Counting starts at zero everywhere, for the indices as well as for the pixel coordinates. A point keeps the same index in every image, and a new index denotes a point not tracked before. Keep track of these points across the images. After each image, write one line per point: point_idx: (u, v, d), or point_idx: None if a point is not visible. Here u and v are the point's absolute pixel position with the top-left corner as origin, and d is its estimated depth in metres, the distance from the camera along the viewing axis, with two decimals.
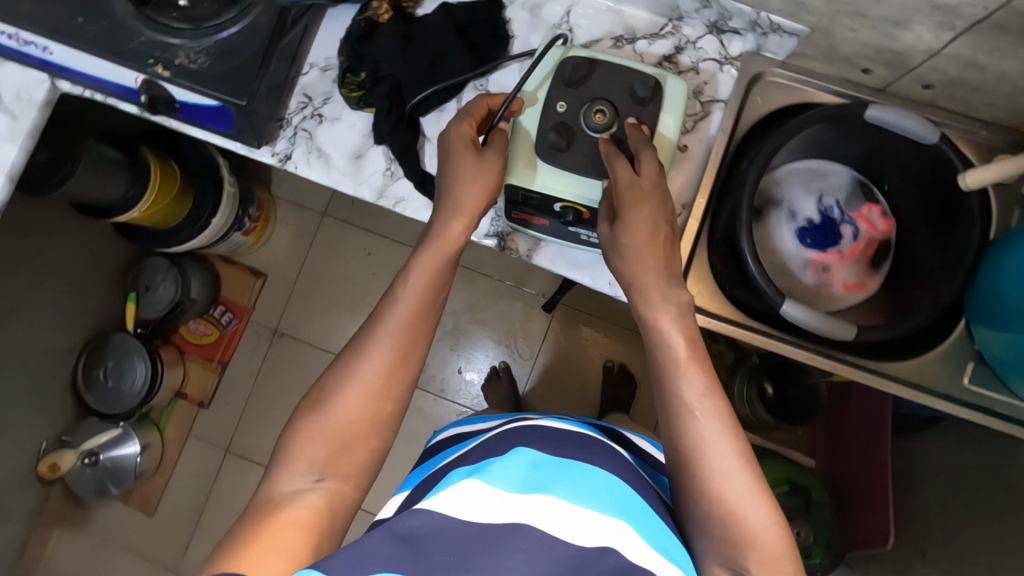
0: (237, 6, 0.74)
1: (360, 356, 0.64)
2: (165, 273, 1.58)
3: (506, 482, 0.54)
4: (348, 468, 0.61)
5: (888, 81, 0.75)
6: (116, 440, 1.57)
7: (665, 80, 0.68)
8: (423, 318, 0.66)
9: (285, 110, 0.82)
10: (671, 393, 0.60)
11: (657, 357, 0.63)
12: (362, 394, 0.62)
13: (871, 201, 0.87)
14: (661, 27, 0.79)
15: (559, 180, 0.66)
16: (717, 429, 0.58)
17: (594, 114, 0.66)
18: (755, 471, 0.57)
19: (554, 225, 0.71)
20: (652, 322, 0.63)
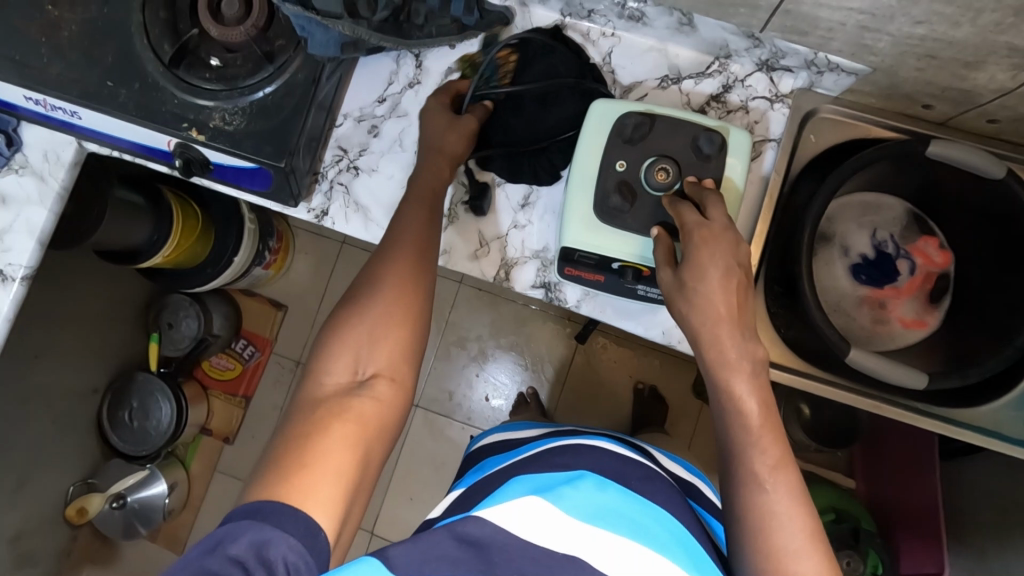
0: (272, 64, 0.73)
1: (373, 272, 0.65)
2: (187, 309, 1.57)
3: (577, 506, 0.52)
4: (389, 355, 0.63)
5: (949, 116, 0.72)
6: (142, 481, 1.55)
7: (728, 132, 0.66)
8: (423, 242, 0.68)
9: (320, 164, 0.80)
10: (740, 463, 0.58)
11: (729, 420, 0.59)
12: (387, 296, 0.64)
13: (927, 234, 0.84)
14: (708, 66, 0.76)
15: (614, 239, 0.66)
16: (789, 501, 0.55)
17: (658, 172, 0.66)
18: (822, 541, 0.55)
19: (611, 282, 0.69)
20: (726, 378, 0.59)
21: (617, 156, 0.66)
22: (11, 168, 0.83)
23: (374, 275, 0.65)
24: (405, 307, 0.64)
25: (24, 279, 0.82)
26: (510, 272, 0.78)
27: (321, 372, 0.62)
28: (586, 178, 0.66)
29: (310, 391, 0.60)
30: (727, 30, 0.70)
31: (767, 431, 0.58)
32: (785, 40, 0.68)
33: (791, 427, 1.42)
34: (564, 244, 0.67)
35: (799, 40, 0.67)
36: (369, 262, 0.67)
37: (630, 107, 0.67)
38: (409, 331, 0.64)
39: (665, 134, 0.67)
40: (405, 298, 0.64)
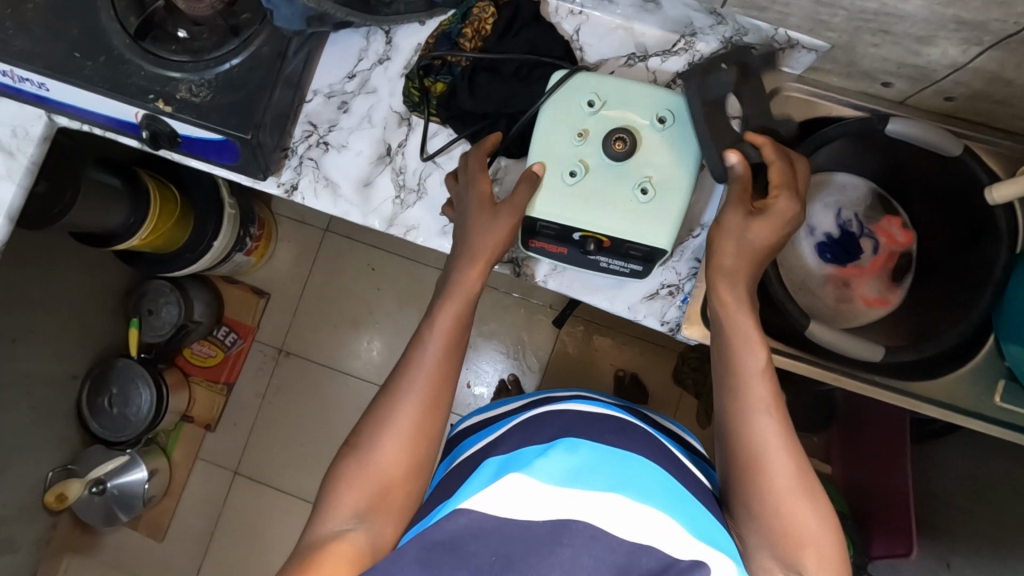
0: (238, 37, 0.73)
1: (384, 415, 0.64)
2: (168, 296, 1.56)
3: (559, 474, 0.52)
4: (391, 506, 0.61)
5: (908, 94, 0.73)
6: (122, 467, 1.56)
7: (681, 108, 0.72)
8: (445, 380, 0.66)
9: (290, 139, 0.80)
10: (736, 395, 0.62)
11: (731, 361, 0.64)
12: (393, 438, 0.63)
13: (890, 213, 0.86)
14: (674, 44, 0.77)
15: (578, 209, 0.70)
16: (776, 434, 0.60)
17: (614, 142, 0.70)
18: (808, 470, 0.59)
19: (574, 254, 0.73)
20: (732, 319, 0.65)
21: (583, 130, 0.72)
22: None
23: (385, 406, 0.64)
24: (414, 445, 0.63)
25: None
26: None
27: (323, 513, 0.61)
28: (552, 144, 0.72)
29: (316, 529, 0.60)
30: (690, 7, 0.71)
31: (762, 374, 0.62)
32: (746, 16, 0.69)
33: None
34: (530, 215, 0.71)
35: (759, 16, 0.68)
36: (383, 401, 0.65)
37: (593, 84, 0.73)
38: (421, 477, 0.63)
39: (630, 113, 0.72)
40: (413, 441, 0.63)
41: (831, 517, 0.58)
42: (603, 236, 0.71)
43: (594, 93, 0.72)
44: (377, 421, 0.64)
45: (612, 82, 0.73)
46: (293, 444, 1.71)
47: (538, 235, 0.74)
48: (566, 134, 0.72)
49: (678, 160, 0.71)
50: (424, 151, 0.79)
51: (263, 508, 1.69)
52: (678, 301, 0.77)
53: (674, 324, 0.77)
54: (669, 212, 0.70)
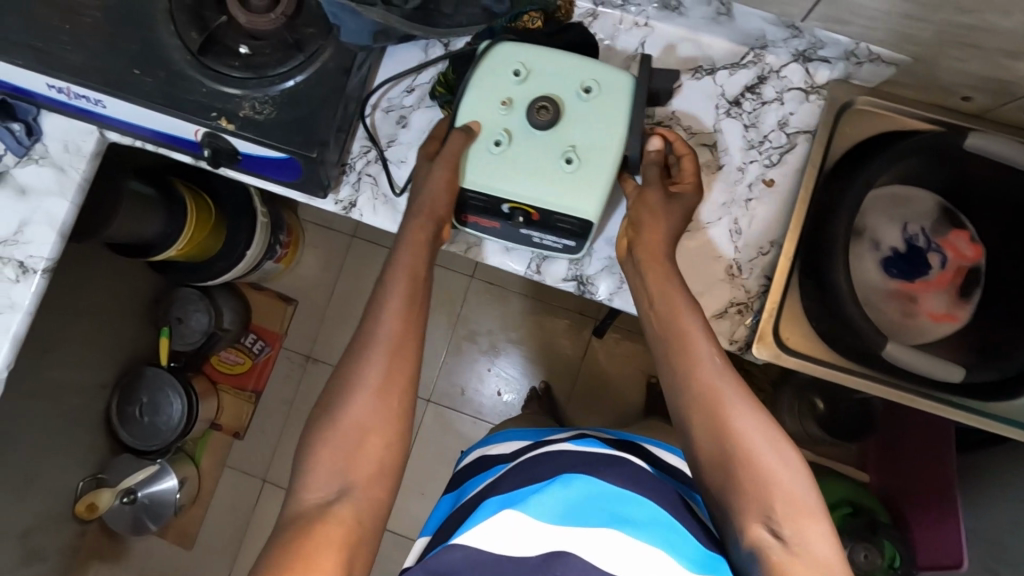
0: (303, 52, 0.71)
1: (350, 375, 0.62)
2: (197, 304, 1.54)
3: (554, 509, 0.57)
4: (369, 468, 0.60)
5: (987, 107, 0.71)
6: (152, 476, 1.55)
7: (610, 74, 0.68)
8: (408, 349, 0.64)
9: (348, 155, 0.79)
10: (681, 354, 0.63)
11: (671, 335, 0.64)
12: (361, 398, 0.61)
13: (957, 227, 0.84)
14: (743, 57, 0.75)
15: (506, 178, 0.68)
16: (723, 381, 0.61)
17: (539, 111, 0.67)
18: (761, 411, 0.60)
19: (503, 228, 0.72)
20: (665, 296, 0.65)
21: (509, 98, 0.69)
22: (31, 158, 0.81)
23: (352, 367, 0.63)
24: (388, 405, 0.62)
25: (46, 271, 0.80)
26: (540, 266, 0.77)
27: (301, 489, 0.59)
28: (474, 113, 0.69)
29: (296, 504, 0.58)
30: (766, 20, 0.69)
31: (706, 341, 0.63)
32: (825, 30, 0.67)
33: (805, 421, 1.42)
34: (464, 185, 0.69)
35: (839, 29, 0.67)
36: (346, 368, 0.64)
37: (512, 50, 0.70)
38: (395, 448, 0.61)
39: (555, 82, 0.69)
40: (382, 399, 0.61)
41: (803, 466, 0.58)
42: (534, 209, 0.68)
43: (519, 62, 0.69)
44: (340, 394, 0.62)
45: (542, 50, 0.70)
46: None
47: (471, 208, 0.72)
48: (492, 104, 0.69)
49: (608, 127, 0.68)
50: None
51: None
52: (747, 321, 0.76)
53: (744, 343, 0.76)
54: (599, 180, 0.67)
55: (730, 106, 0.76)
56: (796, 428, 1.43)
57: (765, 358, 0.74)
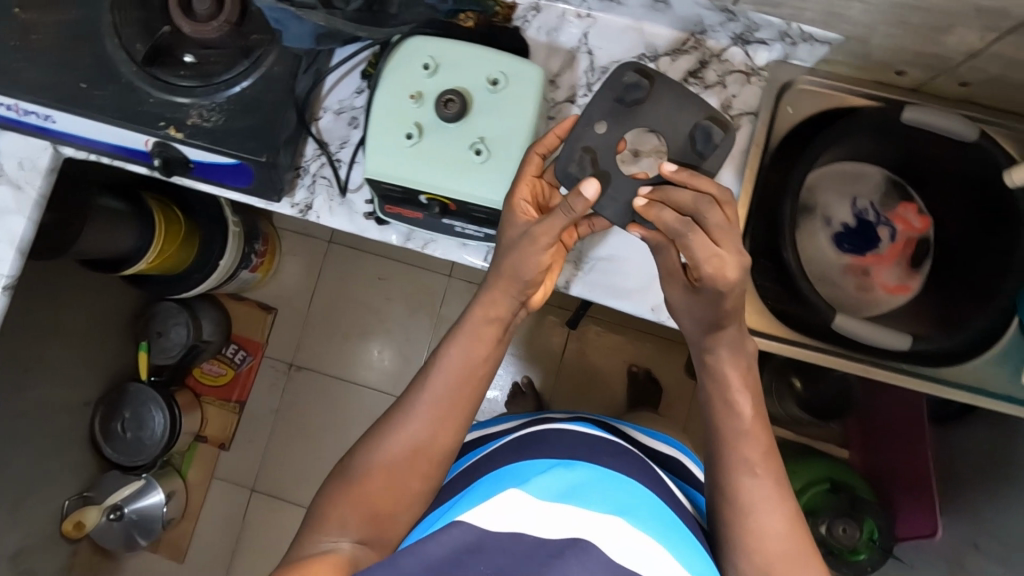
0: (248, 58, 0.72)
1: (384, 432, 0.66)
2: (176, 317, 1.54)
3: (555, 488, 0.57)
4: (375, 515, 0.63)
5: (923, 81, 0.72)
6: (139, 491, 1.55)
7: (521, 65, 0.62)
8: (454, 427, 0.66)
9: (302, 158, 0.80)
10: (732, 447, 0.66)
11: (721, 416, 0.68)
12: (389, 454, 0.65)
13: (905, 200, 0.85)
14: (684, 43, 0.77)
15: (414, 172, 0.62)
16: (767, 489, 0.64)
17: (445, 104, 0.61)
18: (797, 521, 0.63)
19: (425, 218, 0.68)
20: (724, 371, 0.68)
21: (419, 98, 0.62)
22: None
23: (386, 425, 0.66)
24: (415, 465, 0.65)
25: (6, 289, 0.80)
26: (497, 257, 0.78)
27: (317, 526, 0.63)
28: (381, 108, 0.63)
29: (311, 538, 0.62)
30: (701, 5, 0.70)
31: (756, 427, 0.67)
32: (758, 12, 0.69)
33: (784, 402, 1.43)
34: (368, 176, 0.64)
35: (773, 11, 0.68)
36: (392, 419, 0.67)
37: (416, 43, 0.63)
38: (417, 503, 0.65)
39: (464, 72, 0.62)
40: (409, 457, 0.64)
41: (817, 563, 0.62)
42: (451, 199, 0.64)
43: (430, 54, 0.62)
44: (373, 440, 0.66)
45: (452, 42, 0.63)
46: (311, 455, 1.70)
47: (388, 197, 0.67)
48: (398, 97, 0.62)
49: (522, 116, 0.62)
50: None
51: (281, 523, 1.68)
52: None
53: None
54: (509, 169, 0.62)
55: None
56: (775, 408, 1.44)
57: None
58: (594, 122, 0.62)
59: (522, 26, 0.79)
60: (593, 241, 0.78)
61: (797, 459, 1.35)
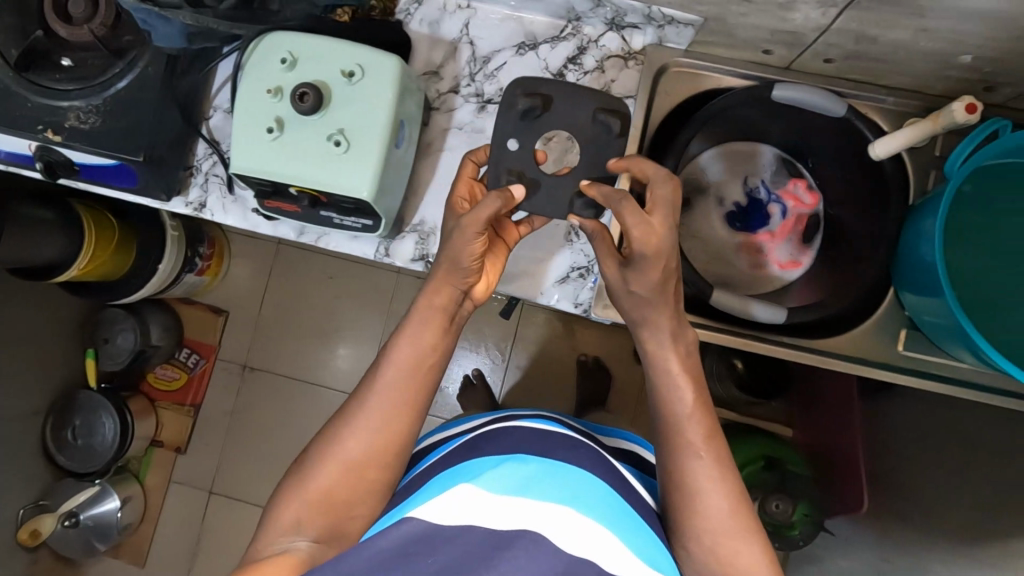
0: (122, 60, 0.72)
1: (337, 431, 0.63)
2: (123, 322, 1.56)
3: (515, 483, 0.55)
4: (325, 517, 0.60)
5: (790, 59, 0.74)
6: (95, 498, 1.54)
7: (377, 57, 0.63)
8: (404, 423, 0.63)
9: (193, 157, 0.81)
10: (679, 431, 0.61)
11: (667, 402, 0.62)
12: (342, 453, 0.61)
13: (796, 175, 0.87)
14: (562, 30, 0.78)
15: (276, 164, 0.63)
16: (710, 476, 0.60)
17: (300, 96, 0.62)
18: (746, 506, 0.60)
19: (299, 211, 0.69)
20: (664, 357, 0.62)
21: (277, 92, 0.63)
22: None
23: (338, 423, 0.63)
24: (367, 464, 0.62)
25: None
26: (388, 248, 0.79)
27: (267, 529, 0.60)
28: (242, 103, 0.64)
29: (262, 541, 0.59)
30: None
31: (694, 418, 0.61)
32: None
33: (726, 384, 1.44)
34: (234, 170, 0.64)
35: None
36: (345, 414, 0.64)
37: (273, 38, 0.64)
38: (371, 503, 0.62)
39: (323, 65, 0.63)
40: (361, 457, 0.61)
41: (767, 550, 0.60)
42: (320, 191, 0.65)
43: (288, 49, 0.63)
44: (327, 438, 0.63)
45: (308, 36, 0.64)
46: (266, 456, 1.68)
47: (261, 192, 0.69)
48: (258, 92, 0.63)
49: (381, 107, 0.63)
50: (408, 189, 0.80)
51: (237, 524, 1.65)
52: (589, 282, 0.79)
53: (587, 306, 0.79)
54: (370, 158, 0.63)
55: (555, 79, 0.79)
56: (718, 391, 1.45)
57: (604, 321, 0.78)
58: (506, 141, 0.68)
59: (404, 19, 0.80)
60: None
61: (737, 439, 1.37)
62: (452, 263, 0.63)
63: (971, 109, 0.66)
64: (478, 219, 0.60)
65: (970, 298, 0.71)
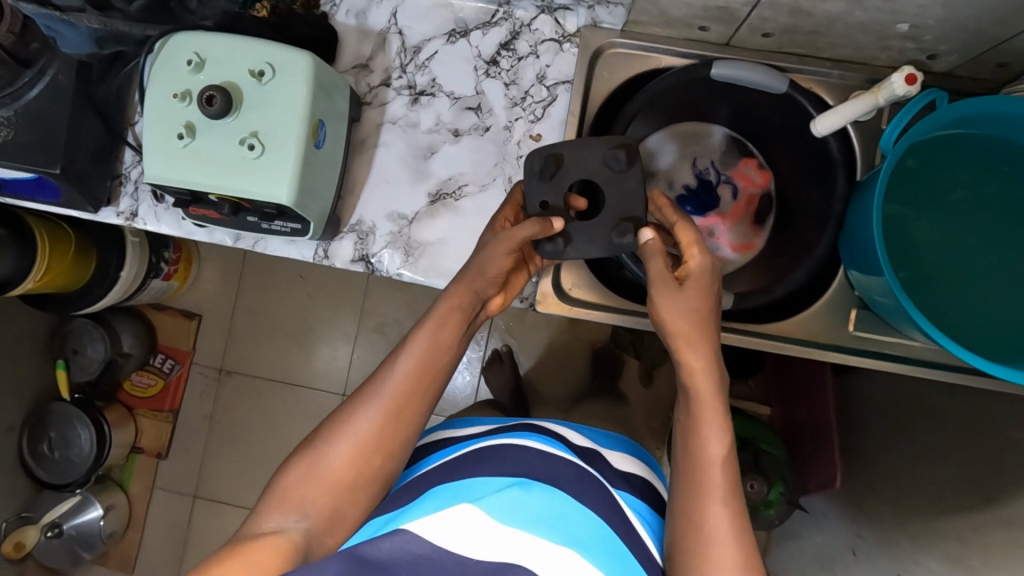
0: (30, 70, 0.66)
1: (348, 416, 0.60)
2: (92, 332, 1.53)
3: (522, 509, 0.53)
4: (326, 502, 0.57)
5: (728, 35, 0.71)
6: (77, 507, 1.54)
7: (288, 55, 0.61)
8: (411, 428, 0.61)
9: (121, 165, 0.78)
10: (697, 465, 0.57)
11: (687, 432, 0.59)
12: (348, 441, 0.58)
13: (746, 156, 0.85)
14: (493, 15, 0.75)
15: (190, 172, 0.61)
16: (721, 524, 0.54)
17: (208, 99, 0.59)
18: (753, 562, 0.54)
19: (224, 217, 0.67)
20: (696, 382, 0.59)
21: (185, 95, 0.60)
22: None
23: (349, 409, 0.60)
24: (372, 461, 0.59)
25: None
26: (328, 249, 0.77)
27: (266, 504, 0.57)
28: (151, 109, 0.61)
29: (257, 518, 0.56)
30: None
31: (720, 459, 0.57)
32: None
33: None
34: (148, 179, 0.62)
35: None
36: (359, 399, 0.61)
37: (178, 39, 0.61)
38: (372, 489, 0.59)
39: (231, 66, 0.61)
40: (365, 450, 0.58)
41: None
42: (244, 199, 0.63)
43: (195, 49, 0.61)
44: (340, 419, 0.60)
45: (214, 35, 0.61)
46: (247, 458, 1.67)
47: (183, 200, 0.66)
48: (166, 96, 0.61)
49: (295, 107, 0.61)
50: (367, 195, 0.77)
51: (224, 527, 1.65)
52: (534, 279, 0.76)
53: (531, 301, 0.77)
54: (286, 163, 0.61)
55: (489, 66, 0.76)
56: None
57: (551, 315, 0.76)
58: (537, 202, 0.66)
59: (331, 12, 0.77)
60: (420, 225, 0.76)
61: None
62: (477, 272, 0.63)
63: (911, 80, 0.62)
64: (514, 239, 0.62)
65: (954, 258, 0.66)
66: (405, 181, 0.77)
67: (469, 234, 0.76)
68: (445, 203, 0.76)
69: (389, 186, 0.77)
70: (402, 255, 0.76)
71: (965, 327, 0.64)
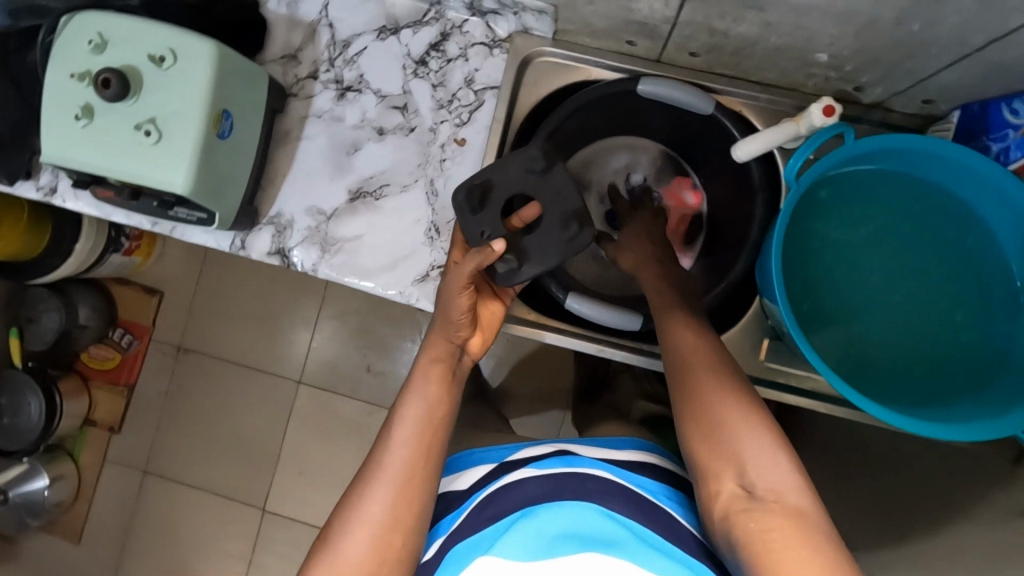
0: None
1: (358, 496, 0.52)
2: (47, 301, 1.37)
3: (532, 543, 0.47)
4: None
5: (656, 51, 0.70)
6: (24, 475, 1.36)
7: (191, 41, 0.60)
8: (429, 474, 0.54)
9: (43, 141, 0.77)
10: (692, 392, 0.51)
11: (674, 369, 0.54)
12: (364, 528, 0.50)
13: (680, 175, 0.84)
14: (425, 14, 0.74)
15: (84, 154, 0.60)
16: (741, 432, 0.47)
17: (103, 81, 0.58)
18: (795, 470, 0.45)
19: (124, 199, 0.66)
20: (677, 328, 0.56)
21: (83, 75, 0.60)
22: None
23: (356, 489, 0.53)
24: (396, 537, 0.51)
25: None
26: (243, 240, 0.75)
27: None
28: (47, 89, 0.60)
29: None
30: None
31: (788, 484, 0.45)
32: None
33: None
34: (44, 159, 0.61)
35: None
36: (362, 477, 0.54)
37: (80, 18, 0.60)
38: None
39: (134, 48, 0.60)
40: (388, 524, 0.51)
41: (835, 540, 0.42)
42: (141, 184, 0.62)
43: (96, 29, 0.60)
44: (350, 506, 0.53)
45: (118, 16, 0.60)
46: (205, 438, 1.50)
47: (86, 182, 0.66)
48: (63, 76, 0.60)
49: (195, 93, 0.60)
50: (289, 191, 0.75)
51: (170, 507, 1.49)
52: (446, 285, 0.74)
53: None
54: (182, 150, 0.60)
55: (417, 66, 0.75)
56: None
57: None
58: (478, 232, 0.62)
59: None
60: (338, 222, 0.75)
61: None
62: (443, 318, 0.61)
63: (829, 111, 0.60)
64: (462, 275, 0.58)
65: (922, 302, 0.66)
66: (326, 177, 0.75)
67: (385, 234, 0.74)
68: (364, 201, 0.75)
69: (309, 181, 0.76)
70: (318, 251, 0.74)
71: (858, 363, 0.66)
